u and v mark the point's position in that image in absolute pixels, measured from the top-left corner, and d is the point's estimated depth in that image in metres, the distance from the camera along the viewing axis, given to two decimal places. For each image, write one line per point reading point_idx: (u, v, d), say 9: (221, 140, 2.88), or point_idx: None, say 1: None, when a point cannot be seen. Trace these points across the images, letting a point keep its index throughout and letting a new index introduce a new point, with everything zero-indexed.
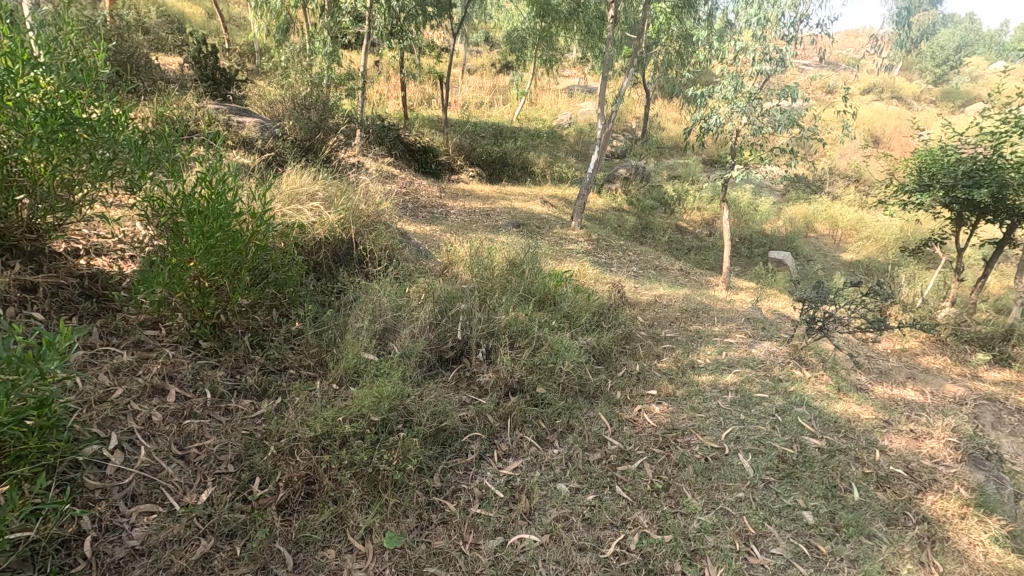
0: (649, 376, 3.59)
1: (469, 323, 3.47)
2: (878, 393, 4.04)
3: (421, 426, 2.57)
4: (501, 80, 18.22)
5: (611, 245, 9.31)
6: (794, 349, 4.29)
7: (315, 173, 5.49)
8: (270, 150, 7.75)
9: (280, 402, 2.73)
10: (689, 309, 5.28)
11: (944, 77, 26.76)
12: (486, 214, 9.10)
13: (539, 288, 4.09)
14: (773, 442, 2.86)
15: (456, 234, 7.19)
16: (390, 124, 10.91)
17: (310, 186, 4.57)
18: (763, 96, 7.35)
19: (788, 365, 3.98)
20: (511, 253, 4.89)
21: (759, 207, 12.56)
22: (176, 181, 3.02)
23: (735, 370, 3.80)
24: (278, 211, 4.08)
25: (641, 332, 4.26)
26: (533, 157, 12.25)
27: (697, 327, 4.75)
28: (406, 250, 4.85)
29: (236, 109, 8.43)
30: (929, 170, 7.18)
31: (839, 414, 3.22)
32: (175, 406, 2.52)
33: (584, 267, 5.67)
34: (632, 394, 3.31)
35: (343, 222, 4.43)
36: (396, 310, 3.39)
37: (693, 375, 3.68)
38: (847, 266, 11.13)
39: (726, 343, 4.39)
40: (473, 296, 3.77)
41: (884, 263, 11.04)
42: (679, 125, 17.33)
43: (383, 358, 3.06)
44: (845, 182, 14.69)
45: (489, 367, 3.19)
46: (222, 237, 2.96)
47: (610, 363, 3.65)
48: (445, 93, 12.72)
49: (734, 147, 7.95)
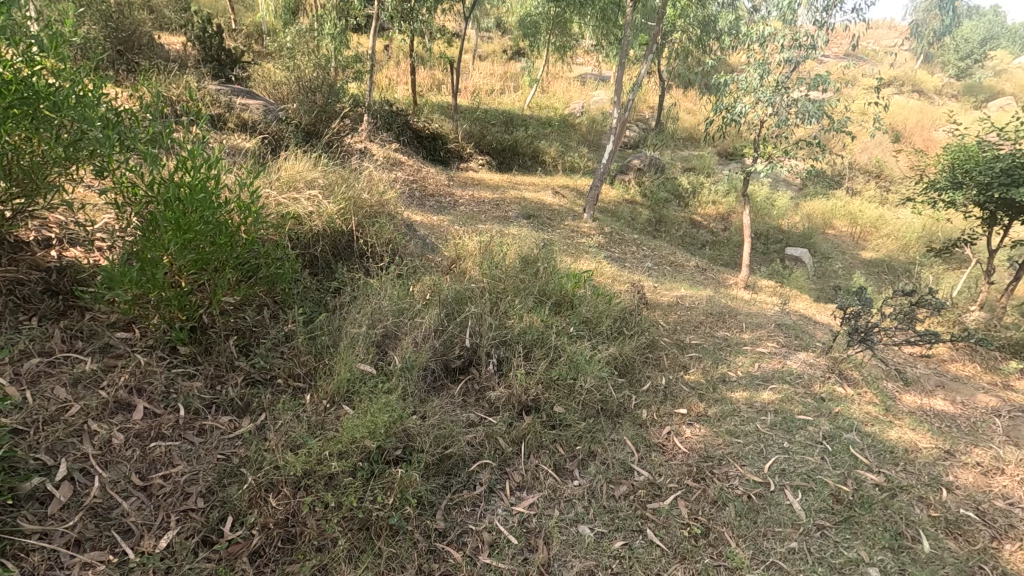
0: (677, 393, 3.25)
1: (479, 330, 3.12)
2: (925, 410, 3.67)
3: (422, 454, 2.24)
4: (512, 67, 17.69)
5: (624, 240, 8.95)
6: (832, 360, 3.92)
7: (317, 159, 5.14)
8: (273, 133, 7.41)
9: (263, 420, 2.41)
10: (713, 313, 4.91)
11: (967, 71, 25.85)
12: (495, 205, 8.73)
13: (556, 289, 3.73)
14: (823, 477, 2.50)
15: (464, 226, 6.85)
16: (398, 109, 10.52)
17: (309, 173, 4.24)
18: (791, 85, 6.92)
19: (828, 380, 3.61)
20: (523, 249, 4.54)
21: (776, 202, 12.11)
22: (150, 165, 2.69)
23: (771, 386, 3.44)
24: (272, 198, 3.75)
25: (664, 339, 3.92)
26: (545, 146, 11.83)
27: (724, 334, 4.40)
28: (412, 244, 4.52)
29: (239, 90, 8.08)
30: (963, 167, 6.76)
31: (895, 442, 2.85)
32: (141, 424, 2.20)
33: (600, 265, 5.32)
34: (659, 414, 2.98)
35: (344, 213, 4.09)
36: (399, 315, 3.05)
37: (726, 392, 3.33)
38: (867, 266, 10.71)
39: (758, 353, 4.01)
40: (485, 297, 3.43)
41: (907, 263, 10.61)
42: (695, 115, 16.77)
43: (382, 369, 2.72)
44: (866, 178, 14.20)
45: (500, 382, 2.86)
46: (202, 230, 2.67)
47: (633, 376, 3.31)
48: (455, 78, 12.28)
49: (758, 140, 7.53)
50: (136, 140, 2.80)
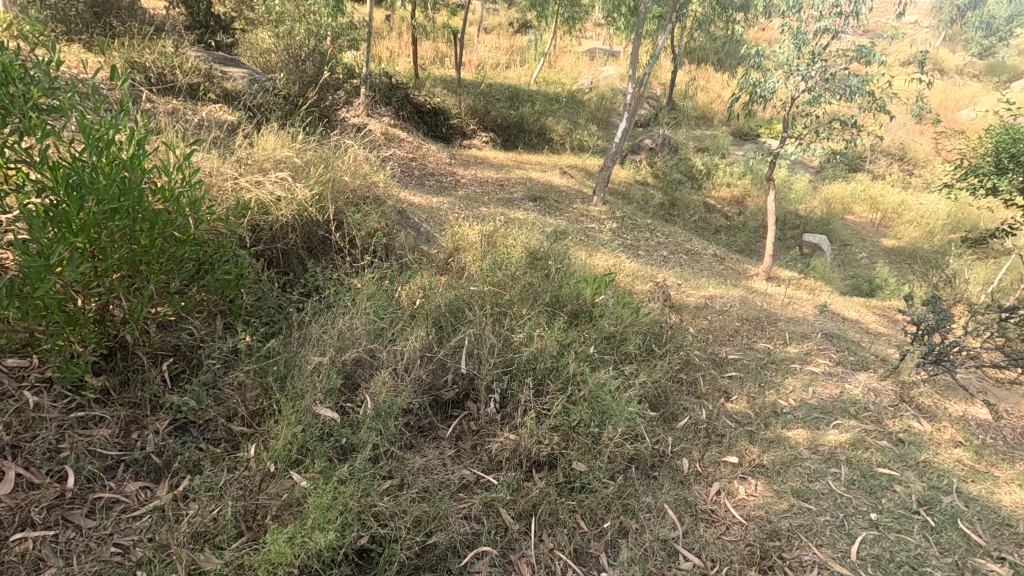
0: (721, 432, 2.64)
1: (479, 354, 2.48)
2: (989, 429, 3.01)
3: (395, 550, 1.65)
4: (518, 39, 16.68)
5: (637, 225, 8.29)
6: (899, 385, 3.26)
7: (295, 135, 4.43)
8: (258, 106, 6.66)
9: (184, 488, 1.80)
10: (749, 319, 4.24)
11: (990, 50, 24.36)
12: (499, 185, 8.06)
13: (571, 297, 3.08)
14: (933, 570, 1.91)
15: (463, 210, 6.19)
16: (397, 82, 9.73)
17: (279, 152, 3.58)
18: (829, 58, 6.13)
19: (901, 414, 2.97)
20: (529, 244, 3.88)
21: (795, 184, 11.38)
22: (39, 138, 2.00)
23: (835, 422, 2.82)
24: (229, 180, 3.11)
25: (700, 356, 3.29)
26: (552, 123, 11.05)
27: (765, 347, 3.74)
28: (402, 235, 3.86)
29: (221, 58, 7.38)
30: (1009, 151, 6.04)
31: (1007, 510, 2.24)
32: (6, 503, 1.61)
33: (617, 261, 4.67)
34: (705, 463, 2.39)
35: (320, 199, 3.44)
36: (376, 336, 2.41)
37: (781, 429, 2.71)
38: (891, 254, 10.05)
39: (810, 373, 3.38)
40: (486, 309, 2.81)
41: (932, 252, 9.95)
42: (711, 92, 15.88)
43: (351, 410, 2.10)
44: (889, 160, 13.40)
45: (505, 424, 2.25)
46: (107, 224, 2.03)
47: (667, 409, 2.70)
48: (458, 50, 11.39)
49: (789, 119, 6.77)
50: (29, 88, 2.08)
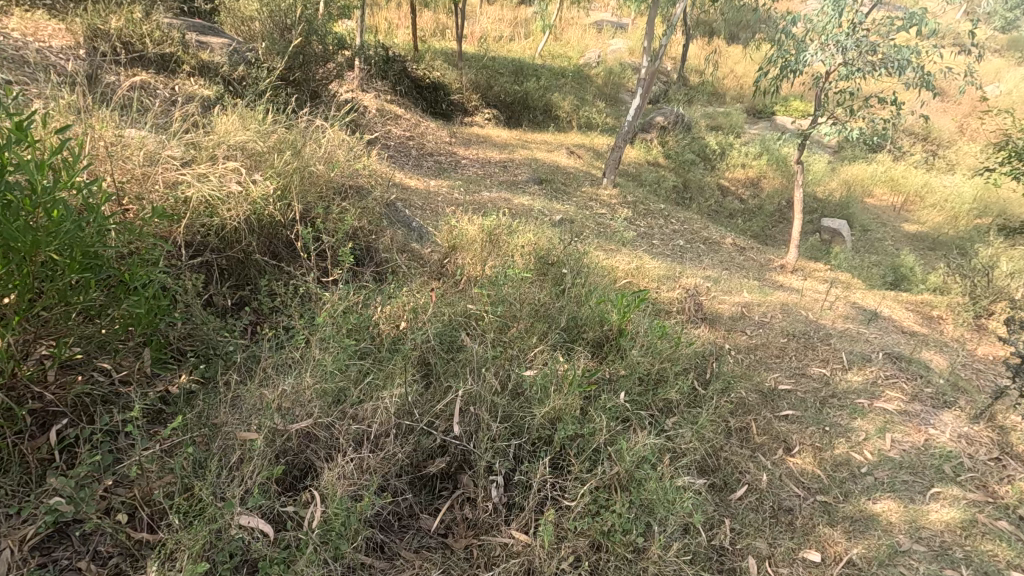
0: (791, 506, 2.05)
1: (477, 416, 1.86)
2: None
3: None
4: (524, 9, 15.66)
5: (650, 210, 7.62)
6: (997, 431, 2.67)
7: (264, 111, 3.76)
8: (241, 78, 5.86)
9: None
10: (796, 333, 3.59)
11: None
12: (502, 166, 7.38)
13: (593, 322, 2.47)
14: None
15: (461, 195, 5.53)
16: (394, 53, 8.96)
17: (234, 135, 2.91)
18: (874, 26, 5.31)
19: (1011, 476, 2.38)
20: (539, 244, 3.22)
21: (814, 165, 10.63)
22: None
23: (934, 490, 2.23)
24: (171, 172, 2.48)
25: (752, 391, 2.65)
26: (558, 98, 10.23)
27: (821, 373, 3.07)
28: (389, 233, 3.21)
29: (199, 25, 6.59)
30: None
31: None
32: None
33: (637, 262, 4.01)
34: (778, 562, 1.80)
35: (284, 195, 2.78)
36: (338, 394, 1.80)
37: (867, 502, 2.11)
38: (914, 239, 9.35)
39: (883, 410, 2.76)
40: (487, 343, 2.19)
41: (958, 238, 9.23)
42: (726, 66, 14.98)
43: (291, 519, 1.50)
44: (914, 138, 12.58)
45: (508, 524, 1.65)
46: None
47: (720, 473, 2.10)
48: (458, 20, 10.50)
49: (821, 96, 5.94)
50: None
